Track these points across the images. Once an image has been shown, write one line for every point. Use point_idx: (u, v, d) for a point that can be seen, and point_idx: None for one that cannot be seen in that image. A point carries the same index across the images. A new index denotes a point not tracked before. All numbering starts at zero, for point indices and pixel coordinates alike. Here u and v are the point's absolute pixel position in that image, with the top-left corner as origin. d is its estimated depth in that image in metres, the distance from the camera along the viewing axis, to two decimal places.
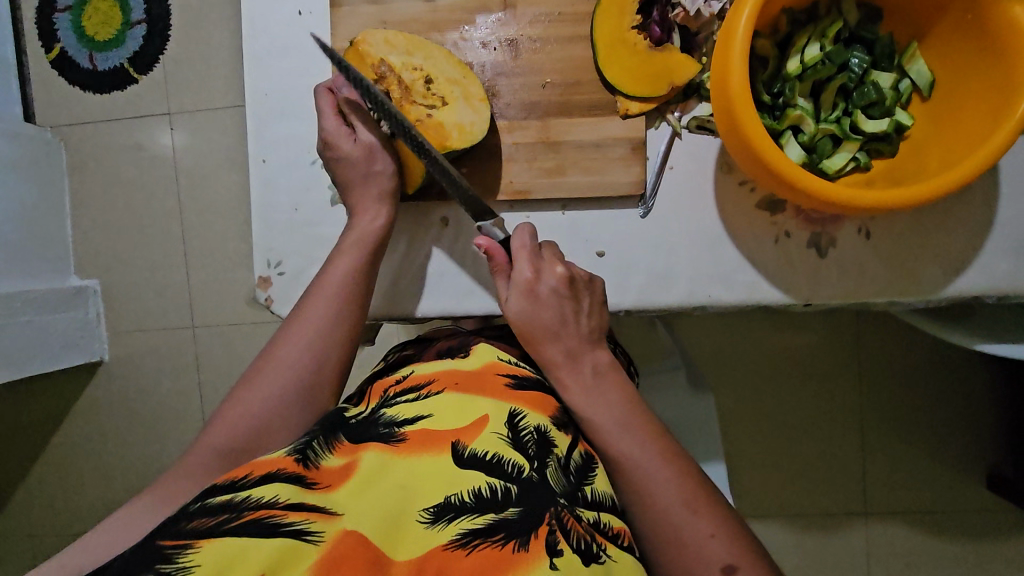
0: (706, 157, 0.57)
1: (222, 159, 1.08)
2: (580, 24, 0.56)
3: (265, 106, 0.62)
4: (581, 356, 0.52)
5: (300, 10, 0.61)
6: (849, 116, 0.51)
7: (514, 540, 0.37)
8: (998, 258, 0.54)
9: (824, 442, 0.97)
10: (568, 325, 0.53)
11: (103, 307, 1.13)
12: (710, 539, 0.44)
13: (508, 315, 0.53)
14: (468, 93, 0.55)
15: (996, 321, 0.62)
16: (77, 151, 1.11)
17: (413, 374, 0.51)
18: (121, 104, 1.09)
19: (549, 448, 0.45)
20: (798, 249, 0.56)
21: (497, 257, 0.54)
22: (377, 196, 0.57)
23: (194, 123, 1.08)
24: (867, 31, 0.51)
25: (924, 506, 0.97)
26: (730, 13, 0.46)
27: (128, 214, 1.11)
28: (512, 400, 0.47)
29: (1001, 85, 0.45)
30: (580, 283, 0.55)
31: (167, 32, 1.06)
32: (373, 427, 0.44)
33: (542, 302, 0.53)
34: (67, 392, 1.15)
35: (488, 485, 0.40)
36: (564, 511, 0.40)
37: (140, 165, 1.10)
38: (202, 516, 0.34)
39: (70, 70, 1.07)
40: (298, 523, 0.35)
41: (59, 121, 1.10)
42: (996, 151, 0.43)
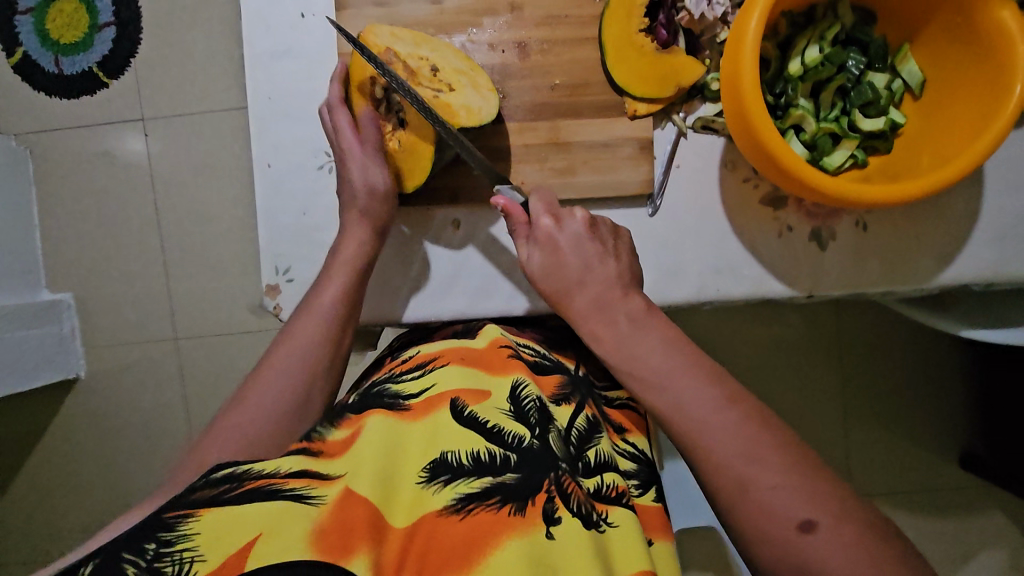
0: (712, 156, 0.59)
1: (202, 164, 1.05)
2: (587, 27, 0.57)
3: (268, 109, 0.61)
4: (613, 300, 0.51)
5: (302, 12, 0.60)
6: (847, 115, 0.53)
7: (511, 504, 0.38)
8: (982, 245, 0.58)
9: (811, 428, 1.01)
10: (594, 270, 0.52)
11: (78, 320, 1.09)
12: (776, 492, 0.37)
13: (533, 272, 0.54)
14: (476, 82, 0.55)
15: (981, 306, 0.65)
16: (46, 159, 1.06)
17: (418, 353, 0.53)
18: (92, 111, 1.05)
19: (550, 419, 0.46)
20: (800, 242, 0.59)
21: (514, 214, 0.54)
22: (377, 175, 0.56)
23: (171, 129, 1.05)
24: (862, 32, 0.53)
25: (904, 486, 1.01)
26: (739, 17, 0.48)
27: (103, 224, 1.07)
28: (515, 372, 0.49)
29: (989, 82, 0.47)
30: (604, 230, 0.55)
31: (139, 35, 1.02)
32: (379, 398, 0.46)
33: (564, 248, 0.53)
34: (42, 410, 1.11)
35: (487, 451, 0.41)
36: (564, 475, 0.42)
37: (115, 171, 1.06)
38: (206, 487, 0.35)
39: (35, 76, 1.03)
40: (298, 488, 0.35)
41: (24, 129, 1.05)
42: (990, 146, 0.45)
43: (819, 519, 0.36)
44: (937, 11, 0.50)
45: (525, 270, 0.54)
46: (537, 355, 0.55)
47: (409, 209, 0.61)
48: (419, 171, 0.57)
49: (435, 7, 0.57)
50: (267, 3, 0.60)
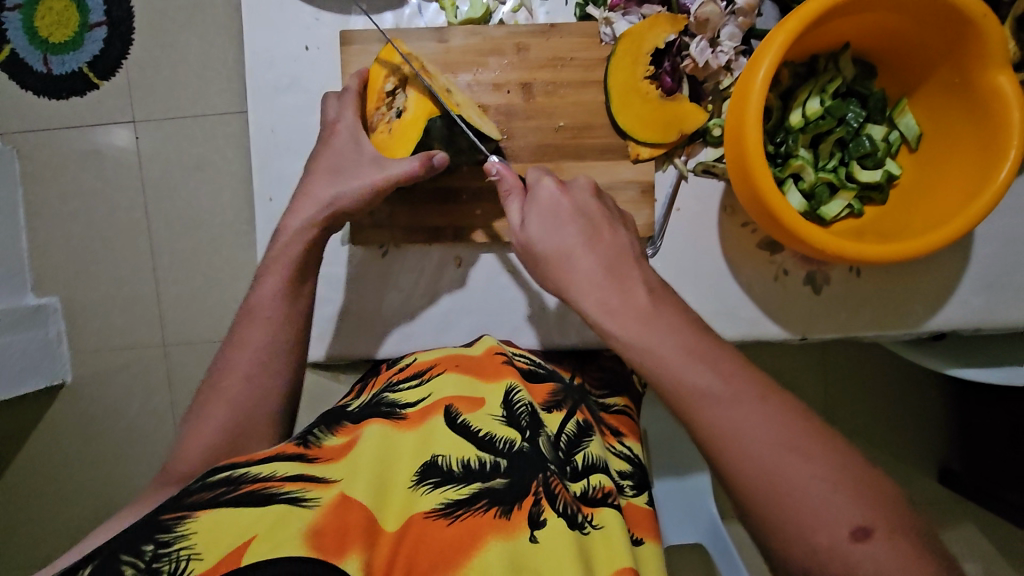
0: (712, 200, 0.60)
1: (193, 164, 0.96)
2: (591, 70, 0.58)
3: (270, 142, 0.61)
4: (621, 267, 0.47)
5: (306, 45, 0.60)
6: (846, 166, 0.55)
7: (498, 507, 0.38)
8: (972, 295, 0.59)
9: None
10: (601, 236, 0.49)
11: (66, 325, 0.99)
12: (833, 494, 0.34)
13: (533, 236, 0.49)
14: (479, 112, 0.56)
15: (968, 348, 0.67)
16: (32, 161, 0.96)
17: (416, 361, 0.54)
18: (81, 110, 0.95)
19: (541, 425, 0.46)
20: (795, 286, 0.60)
21: (509, 179, 0.52)
22: (351, 139, 0.54)
23: (163, 132, 0.96)
24: (861, 86, 0.54)
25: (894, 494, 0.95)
26: (746, 68, 0.48)
27: (90, 229, 0.98)
28: (507, 379, 0.49)
29: (985, 142, 0.48)
30: (610, 202, 0.53)
31: (131, 36, 0.92)
32: (377, 407, 0.47)
33: (569, 210, 0.49)
34: (18, 427, 1.01)
35: (478, 458, 0.41)
36: (552, 476, 0.41)
37: (105, 172, 0.97)
38: (202, 491, 0.36)
39: (23, 75, 0.92)
40: (293, 491, 0.36)
41: (10, 127, 0.95)
42: (984, 208, 0.46)
43: (874, 525, 0.33)
44: (937, 70, 0.51)
45: (523, 237, 0.50)
46: (531, 363, 0.56)
47: (412, 245, 0.61)
48: (406, 146, 0.53)
49: (441, 45, 0.57)
50: (270, 36, 0.60)
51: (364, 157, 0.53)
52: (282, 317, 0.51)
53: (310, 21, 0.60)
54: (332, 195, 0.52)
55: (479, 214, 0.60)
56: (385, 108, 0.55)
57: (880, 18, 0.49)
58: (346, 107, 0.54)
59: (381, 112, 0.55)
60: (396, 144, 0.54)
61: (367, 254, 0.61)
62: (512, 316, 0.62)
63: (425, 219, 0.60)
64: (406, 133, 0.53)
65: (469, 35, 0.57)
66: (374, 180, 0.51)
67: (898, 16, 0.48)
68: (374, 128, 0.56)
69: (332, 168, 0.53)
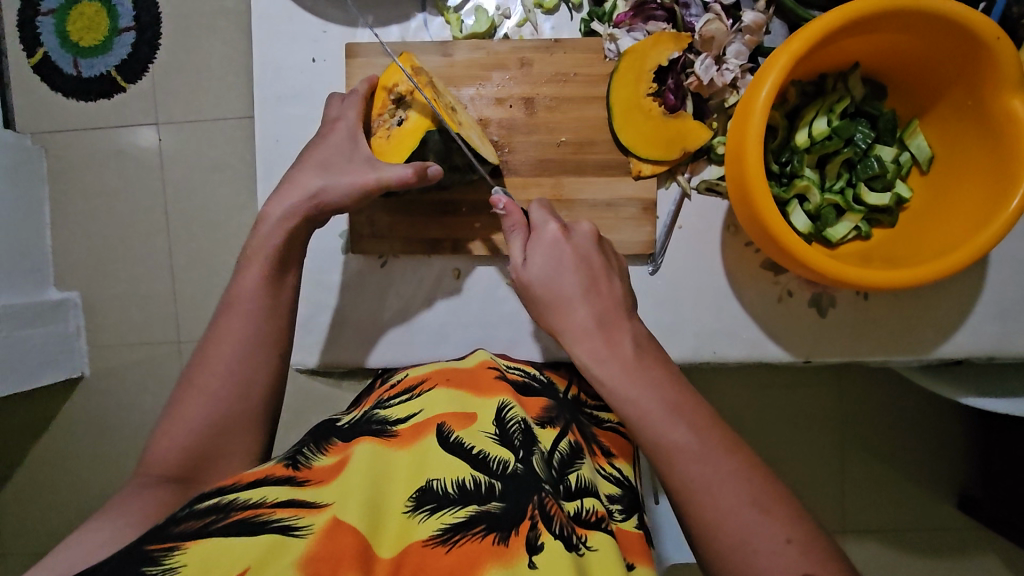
0: (715, 218, 0.59)
1: (211, 167, 0.97)
2: (594, 86, 0.57)
3: (274, 152, 0.61)
4: (615, 322, 0.49)
5: (313, 57, 0.61)
6: (853, 187, 0.53)
7: (495, 533, 0.37)
8: (985, 323, 0.57)
9: (812, 466, 0.91)
10: (598, 287, 0.50)
11: (85, 321, 1.02)
12: (787, 544, 0.37)
13: (533, 275, 0.50)
14: (480, 133, 0.56)
15: (983, 376, 0.65)
16: (58, 160, 0.99)
17: (406, 378, 0.53)
18: (106, 111, 0.96)
19: (534, 441, 0.46)
20: (799, 308, 0.58)
21: (515, 216, 0.52)
22: (346, 137, 0.54)
23: (183, 134, 0.97)
24: (871, 106, 0.53)
25: (907, 527, 0.92)
26: (752, 83, 0.47)
27: (110, 227, 0.99)
28: (500, 394, 0.49)
29: (998, 166, 0.47)
30: (608, 248, 0.54)
31: (157, 40, 0.94)
32: (367, 425, 0.46)
33: (569, 257, 0.50)
34: (36, 418, 1.03)
35: (472, 479, 0.41)
36: (547, 497, 0.41)
37: (126, 172, 0.98)
38: (191, 519, 0.34)
39: (53, 76, 0.95)
40: (285, 518, 0.35)
41: (38, 127, 0.97)
42: (995, 236, 0.45)
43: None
44: (950, 91, 0.50)
45: (521, 274, 0.51)
46: (525, 375, 0.56)
47: (411, 257, 0.61)
48: (401, 154, 0.53)
49: (446, 59, 0.58)
50: (278, 48, 0.61)
51: (357, 156, 0.53)
52: (282, 327, 0.52)
53: (317, 34, 0.60)
54: (319, 186, 0.52)
55: (478, 226, 0.60)
56: (387, 114, 0.54)
57: (891, 38, 0.47)
58: (348, 108, 0.55)
59: (382, 119, 0.55)
60: (392, 149, 0.53)
61: (366, 264, 0.62)
62: (510, 330, 0.62)
63: (424, 230, 0.60)
64: (401, 141, 0.53)
65: (473, 49, 0.58)
66: (365, 181, 0.51)
67: (908, 37, 0.47)
68: (374, 132, 0.55)
69: (323, 162, 0.53)
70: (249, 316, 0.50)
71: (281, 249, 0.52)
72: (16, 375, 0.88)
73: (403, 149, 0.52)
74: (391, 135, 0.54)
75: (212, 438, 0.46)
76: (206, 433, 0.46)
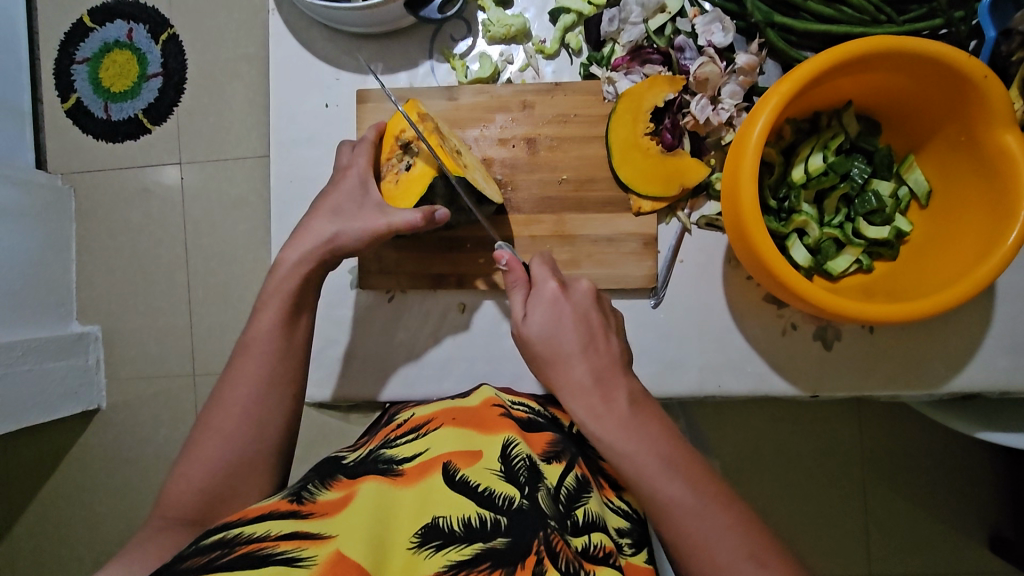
0: (716, 252, 0.59)
1: (230, 204, 1.01)
2: (595, 126, 0.59)
3: (288, 192, 0.64)
4: (613, 378, 0.49)
5: (326, 102, 0.64)
6: (852, 221, 0.54)
7: (501, 569, 0.38)
8: (996, 356, 0.56)
9: (831, 502, 0.89)
10: (597, 344, 0.50)
11: (104, 353, 1.04)
12: None
13: (532, 333, 0.51)
14: (485, 174, 0.58)
15: (1001, 410, 0.63)
16: (86, 199, 1.03)
17: (412, 417, 0.53)
18: (133, 152, 1.01)
19: (540, 477, 0.46)
20: (805, 341, 0.58)
21: (516, 272, 0.53)
22: (357, 183, 0.56)
23: (205, 173, 1.01)
24: (867, 142, 0.54)
25: (934, 569, 0.88)
26: (746, 120, 0.48)
27: (132, 262, 1.03)
28: (505, 431, 0.49)
29: (995, 200, 0.47)
30: (607, 305, 0.54)
31: (183, 85, 0.99)
32: (373, 463, 0.46)
33: (569, 316, 0.51)
34: (52, 450, 1.05)
35: (478, 515, 0.41)
36: (553, 533, 0.41)
37: (150, 209, 1.02)
38: (197, 556, 0.35)
39: (84, 120, 1.00)
40: (289, 551, 0.35)
41: (69, 168, 1.02)
42: (994, 270, 0.45)
43: None
44: (945, 127, 0.50)
45: (522, 330, 0.52)
46: (530, 412, 0.55)
47: (418, 292, 0.63)
48: (410, 200, 0.55)
49: (451, 103, 0.60)
50: (294, 94, 0.64)
51: (368, 202, 0.55)
52: (296, 365, 0.53)
53: (330, 81, 0.64)
54: (333, 232, 0.54)
55: (482, 261, 0.61)
56: (395, 160, 0.57)
57: (882, 77, 0.48)
58: (359, 155, 0.56)
59: (391, 163, 0.57)
60: (400, 194, 0.56)
61: (374, 299, 0.63)
62: (514, 364, 0.62)
63: (430, 266, 0.61)
64: (408, 187, 0.55)
65: (477, 93, 0.60)
66: (375, 227, 0.53)
67: (898, 76, 0.48)
68: (382, 176, 0.57)
69: (334, 208, 0.55)
70: (260, 353, 0.51)
71: (293, 287, 0.54)
72: (28, 408, 0.90)
73: (410, 196, 0.55)
74: (398, 181, 0.56)
75: (223, 474, 0.47)
76: (217, 468, 0.47)
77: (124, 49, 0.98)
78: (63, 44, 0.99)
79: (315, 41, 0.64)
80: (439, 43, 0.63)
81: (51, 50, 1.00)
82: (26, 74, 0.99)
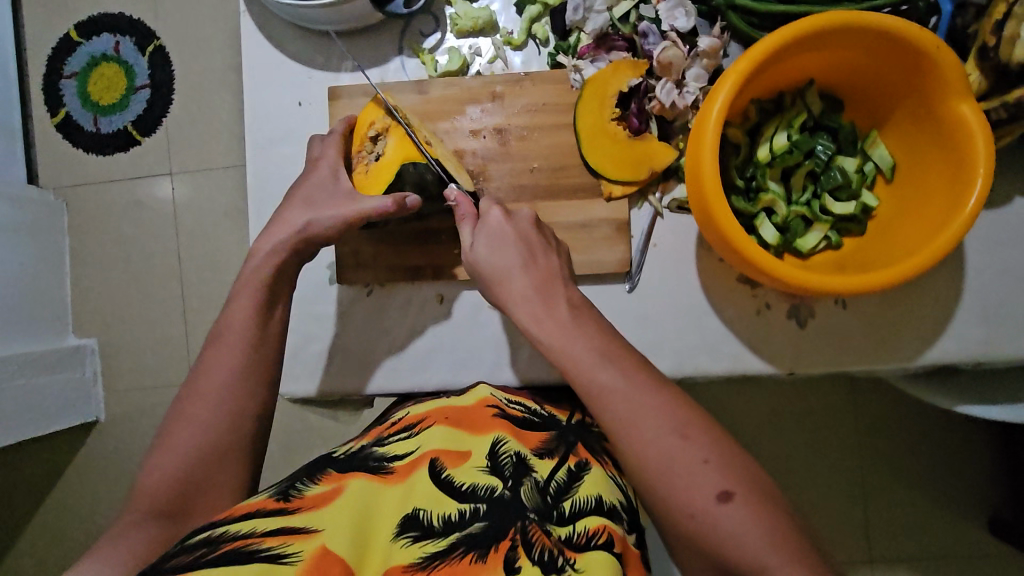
0: (687, 235, 0.60)
1: (221, 211, 1.02)
2: (563, 114, 0.60)
3: (267, 191, 0.65)
4: (552, 286, 0.51)
5: (300, 100, 0.64)
6: (819, 198, 0.54)
7: (474, 552, 0.38)
8: (970, 326, 0.57)
9: (828, 485, 0.89)
10: (536, 260, 0.52)
11: (101, 365, 1.05)
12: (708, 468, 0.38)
13: (476, 259, 0.53)
14: (458, 164, 0.59)
15: (982, 381, 0.63)
16: (79, 212, 1.04)
17: (406, 416, 0.52)
18: (123, 163, 1.02)
19: (527, 470, 0.46)
20: (778, 320, 0.59)
21: (464, 206, 0.54)
22: (328, 173, 0.56)
23: (195, 181, 1.02)
24: (830, 119, 0.54)
25: (934, 551, 0.88)
26: (705, 101, 0.49)
27: (126, 273, 1.04)
28: (494, 429, 0.48)
29: (954, 167, 0.48)
30: (548, 233, 0.56)
31: (170, 96, 1.00)
32: (363, 460, 0.45)
33: (512, 237, 0.52)
34: (52, 464, 1.06)
35: (458, 510, 0.42)
36: (531, 523, 0.41)
37: (141, 220, 1.03)
38: (185, 554, 0.35)
39: (74, 134, 1.01)
40: (274, 547, 0.36)
41: (62, 182, 1.03)
42: (953, 238, 0.45)
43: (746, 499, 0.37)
44: (904, 102, 0.51)
45: (468, 258, 0.53)
46: (527, 411, 0.54)
47: (397, 285, 0.63)
48: (380, 186, 0.56)
49: (421, 96, 0.61)
50: (269, 95, 0.65)
51: (340, 193, 0.56)
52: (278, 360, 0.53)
53: (303, 79, 0.64)
54: (306, 221, 0.55)
55: (457, 252, 0.62)
56: (366, 150, 0.58)
57: (840, 54, 0.49)
58: (329, 147, 0.57)
59: (362, 152, 0.58)
60: (372, 182, 0.57)
61: (353, 294, 0.64)
62: (495, 353, 0.62)
63: (407, 258, 0.62)
64: (378, 174, 0.56)
65: (447, 86, 0.61)
66: (345, 213, 0.54)
67: (856, 51, 0.48)
68: (355, 166, 0.58)
69: (308, 198, 0.56)
70: (235, 347, 0.51)
71: (268, 282, 0.54)
72: (26, 421, 0.91)
73: (380, 182, 0.56)
74: (369, 170, 0.57)
75: (200, 470, 0.47)
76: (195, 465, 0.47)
77: (111, 62, 0.99)
78: (51, 60, 1.00)
79: (288, 43, 0.64)
80: (409, 39, 0.64)
81: (40, 67, 1.01)
82: (15, 91, 1.00)
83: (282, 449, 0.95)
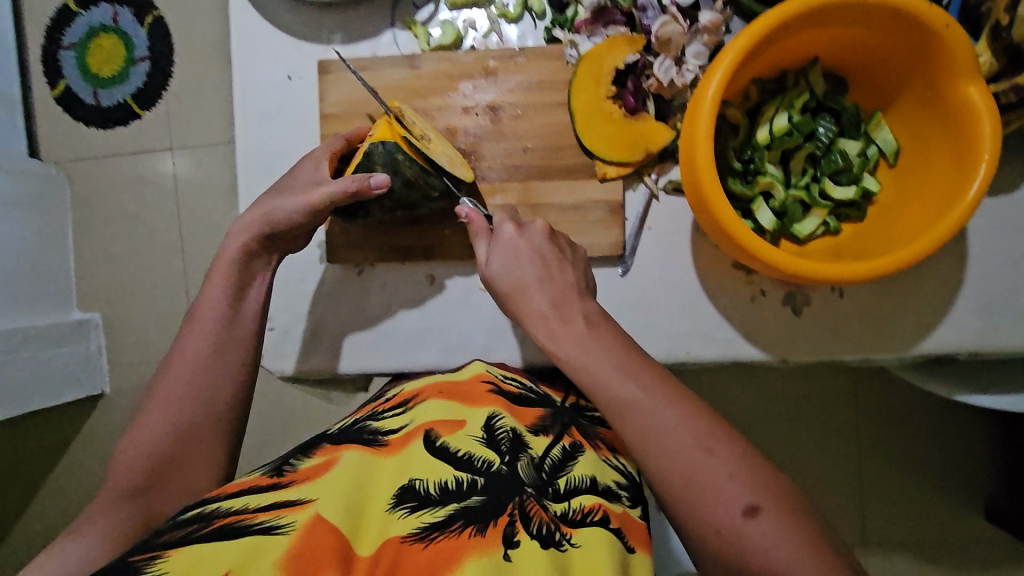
0: (683, 218, 0.59)
1: (221, 186, 1.01)
2: (558, 92, 0.58)
3: (257, 168, 0.64)
4: (552, 267, 0.50)
5: (289, 74, 0.63)
6: (818, 182, 0.53)
7: (472, 526, 0.37)
8: (971, 315, 0.55)
9: (824, 471, 0.89)
10: (553, 274, 0.50)
11: (106, 340, 1.05)
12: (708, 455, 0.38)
13: (492, 274, 0.51)
14: (446, 150, 0.57)
15: (983, 370, 0.62)
16: (81, 187, 1.04)
17: (400, 392, 0.52)
18: (124, 137, 1.01)
19: (524, 448, 0.45)
20: (773, 307, 0.58)
21: (476, 223, 0.54)
22: (311, 164, 0.56)
23: (195, 156, 1.01)
24: (833, 100, 0.53)
25: (929, 538, 0.88)
26: (701, 79, 0.47)
27: (128, 248, 1.03)
28: (490, 403, 0.48)
29: (958, 154, 0.46)
30: (564, 243, 0.53)
31: (170, 68, 0.98)
32: (357, 433, 0.45)
33: (524, 249, 0.51)
34: (60, 436, 1.07)
35: (455, 478, 0.41)
36: (529, 499, 0.41)
37: (142, 194, 1.03)
38: (175, 530, 0.35)
39: (74, 107, 1.00)
40: (267, 521, 0.36)
41: (63, 156, 1.03)
42: (952, 228, 0.44)
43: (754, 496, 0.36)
44: (911, 83, 0.49)
45: (485, 275, 0.52)
46: (522, 388, 0.54)
47: (388, 264, 0.63)
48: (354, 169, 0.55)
49: (412, 71, 0.59)
50: (259, 68, 0.63)
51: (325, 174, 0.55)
52: None
53: (293, 52, 0.63)
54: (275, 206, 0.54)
55: (448, 233, 0.61)
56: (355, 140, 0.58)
57: (844, 32, 0.47)
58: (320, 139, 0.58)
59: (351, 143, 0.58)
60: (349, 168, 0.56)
61: (344, 273, 0.63)
62: (486, 335, 0.62)
63: (399, 239, 0.61)
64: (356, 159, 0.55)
65: (440, 61, 0.59)
66: (311, 198, 0.53)
67: (861, 29, 0.46)
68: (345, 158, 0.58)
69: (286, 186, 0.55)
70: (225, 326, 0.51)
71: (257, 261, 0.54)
72: (32, 394, 0.92)
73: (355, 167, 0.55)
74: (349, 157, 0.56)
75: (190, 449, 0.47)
76: (184, 444, 0.47)
77: (110, 33, 0.97)
78: (49, 29, 0.99)
79: (281, 14, 0.63)
80: (402, 11, 0.62)
81: (38, 38, 0.99)
82: (15, 62, 0.98)
83: (284, 425, 0.96)
